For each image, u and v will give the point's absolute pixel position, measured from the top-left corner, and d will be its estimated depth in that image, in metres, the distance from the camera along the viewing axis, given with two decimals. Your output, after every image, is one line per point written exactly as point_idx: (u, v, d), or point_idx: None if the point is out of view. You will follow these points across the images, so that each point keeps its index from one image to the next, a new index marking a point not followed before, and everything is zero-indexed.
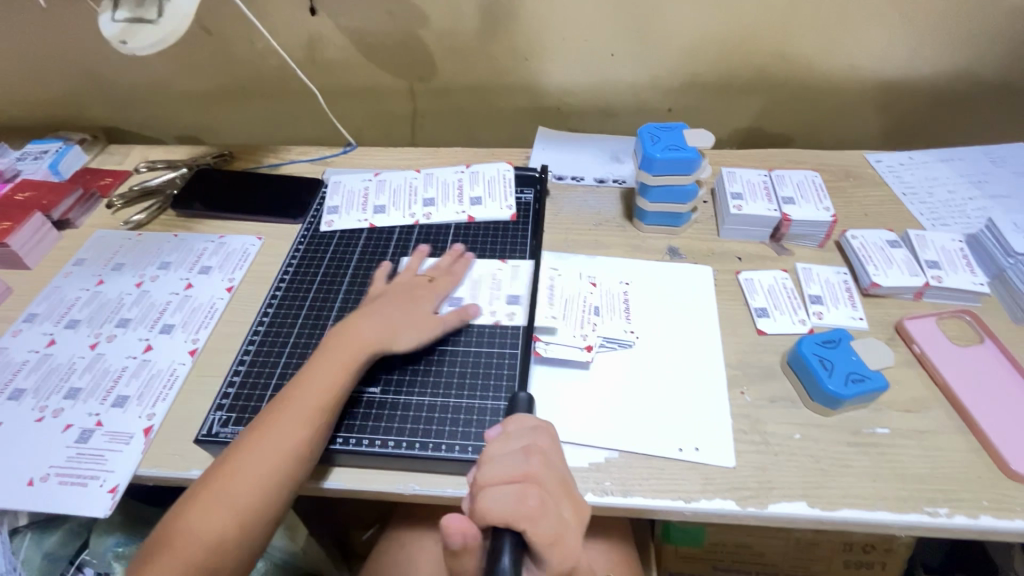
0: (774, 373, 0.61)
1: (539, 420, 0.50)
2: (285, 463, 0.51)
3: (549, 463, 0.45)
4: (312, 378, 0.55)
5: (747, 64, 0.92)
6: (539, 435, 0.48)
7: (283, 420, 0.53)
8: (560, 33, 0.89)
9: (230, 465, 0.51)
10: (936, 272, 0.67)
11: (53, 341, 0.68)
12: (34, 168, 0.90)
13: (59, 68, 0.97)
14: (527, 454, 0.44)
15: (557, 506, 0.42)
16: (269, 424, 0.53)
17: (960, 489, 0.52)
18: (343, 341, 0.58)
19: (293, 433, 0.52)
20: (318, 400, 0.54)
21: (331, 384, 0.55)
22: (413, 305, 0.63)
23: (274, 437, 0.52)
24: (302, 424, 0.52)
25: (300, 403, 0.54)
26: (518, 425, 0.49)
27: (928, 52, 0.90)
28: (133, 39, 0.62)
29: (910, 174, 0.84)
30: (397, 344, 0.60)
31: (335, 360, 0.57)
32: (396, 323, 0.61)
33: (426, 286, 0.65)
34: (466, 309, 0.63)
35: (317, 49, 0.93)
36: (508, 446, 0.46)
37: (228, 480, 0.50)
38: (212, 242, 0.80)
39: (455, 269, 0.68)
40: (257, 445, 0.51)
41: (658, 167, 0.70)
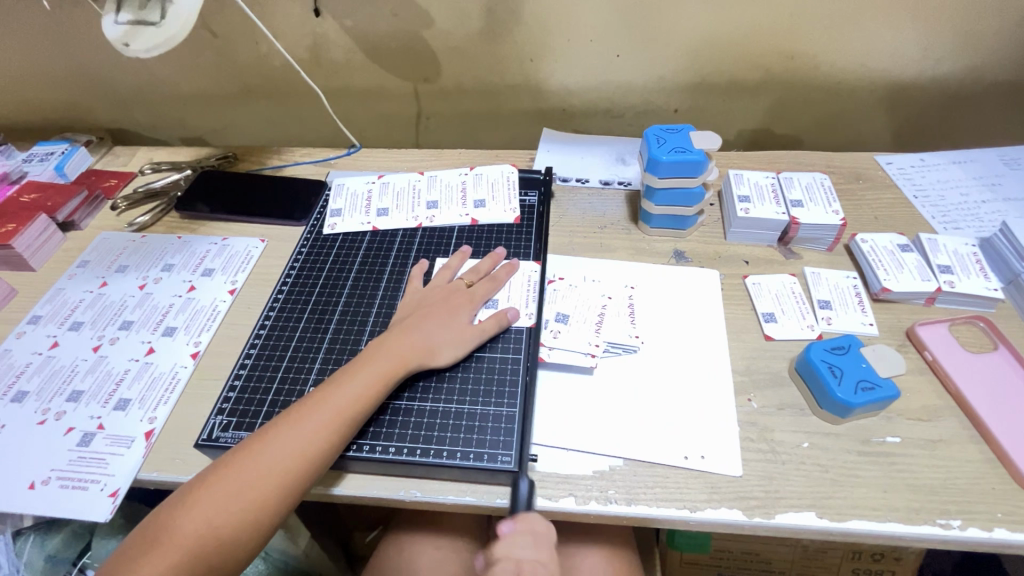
0: (781, 380, 0.60)
1: (545, 524, 0.50)
2: (297, 467, 0.50)
3: (543, 574, 0.48)
4: (344, 383, 0.55)
5: (754, 65, 0.91)
6: (540, 545, 0.49)
7: (307, 422, 0.52)
8: (564, 34, 0.88)
9: (244, 460, 0.50)
10: (948, 277, 0.66)
11: (56, 343, 0.68)
12: (39, 170, 0.90)
13: (65, 70, 0.98)
14: (520, 571, 0.47)
15: None
16: (291, 425, 0.52)
17: (973, 500, 0.51)
18: (376, 351, 0.58)
19: (315, 437, 0.52)
20: (347, 408, 0.54)
21: (363, 393, 0.55)
22: (455, 315, 0.62)
23: (295, 437, 0.51)
24: (324, 429, 0.52)
25: (328, 409, 0.53)
26: (525, 527, 0.49)
27: (939, 53, 0.89)
28: (136, 41, 0.61)
29: (921, 177, 0.82)
30: (436, 358, 0.59)
31: (366, 369, 0.56)
32: (438, 338, 0.60)
33: (465, 291, 0.65)
34: (503, 314, 0.62)
35: (321, 51, 0.93)
36: (507, 557, 0.48)
37: (239, 474, 0.50)
38: (216, 243, 0.80)
39: (499, 273, 0.67)
40: (274, 444, 0.51)
41: (664, 170, 0.69)
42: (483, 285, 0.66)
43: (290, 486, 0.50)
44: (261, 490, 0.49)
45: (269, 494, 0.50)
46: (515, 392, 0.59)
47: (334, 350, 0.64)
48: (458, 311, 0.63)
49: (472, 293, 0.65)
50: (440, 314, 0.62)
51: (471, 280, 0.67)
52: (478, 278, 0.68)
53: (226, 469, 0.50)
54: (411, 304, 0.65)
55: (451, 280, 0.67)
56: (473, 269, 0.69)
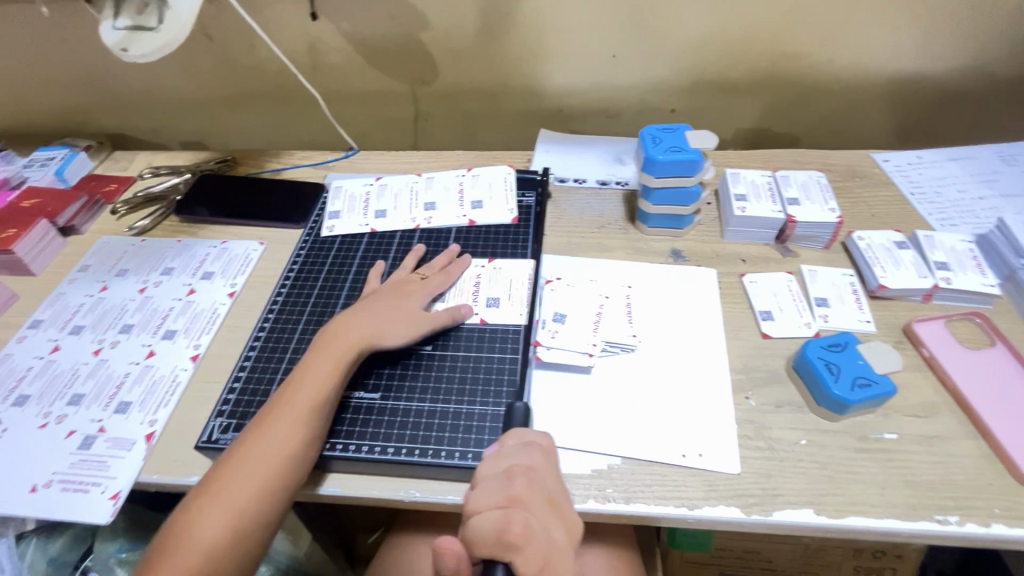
0: (779, 378, 0.60)
1: (537, 435, 0.49)
2: (281, 462, 0.51)
3: (536, 482, 0.43)
4: (307, 375, 0.56)
5: (750, 64, 0.91)
6: (531, 450, 0.46)
7: (279, 421, 0.53)
8: (561, 35, 0.88)
9: (230, 467, 0.51)
10: (945, 273, 0.66)
11: (57, 347, 0.69)
12: (40, 175, 0.91)
13: (64, 75, 0.98)
14: (509, 477, 0.42)
15: (551, 530, 0.40)
16: (266, 427, 0.53)
17: (972, 496, 0.51)
18: (323, 341, 0.59)
19: (290, 432, 0.52)
20: (314, 399, 0.54)
21: (327, 382, 0.55)
22: (404, 303, 0.63)
23: (272, 437, 0.52)
24: (298, 422, 0.53)
25: (296, 403, 0.54)
26: (515, 439, 0.48)
27: (935, 50, 0.89)
28: (134, 46, 0.62)
29: (918, 174, 0.83)
30: (390, 342, 0.60)
31: (319, 361, 0.57)
32: (387, 321, 0.61)
33: (416, 283, 0.66)
34: (456, 308, 0.64)
35: (319, 54, 0.93)
36: (496, 467, 0.44)
37: (228, 481, 0.50)
38: (215, 247, 0.80)
39: (450, 269, 0.69)
40: (254, 446, 0.52)
41: (660, 169, 0.69)
42: (435, 279, 0.67)
43: (279, 482, 0.51)
44: (251, 492, 0.50)
45: (259, 495, 0.50)
46: (513, 391, 0.59)
47: None
48: (412, 299, 0.64)
49: (423, 284, 0.66)
50: (403, 304, 0.63)
51: (425, 274, 0.68)
52: (432, 272, 0.69)
53: (213, 478, 0.50)
54: (367, 296, 0.66)
55: (404, 275, 0.69)
56: (427, 265, 0.70)
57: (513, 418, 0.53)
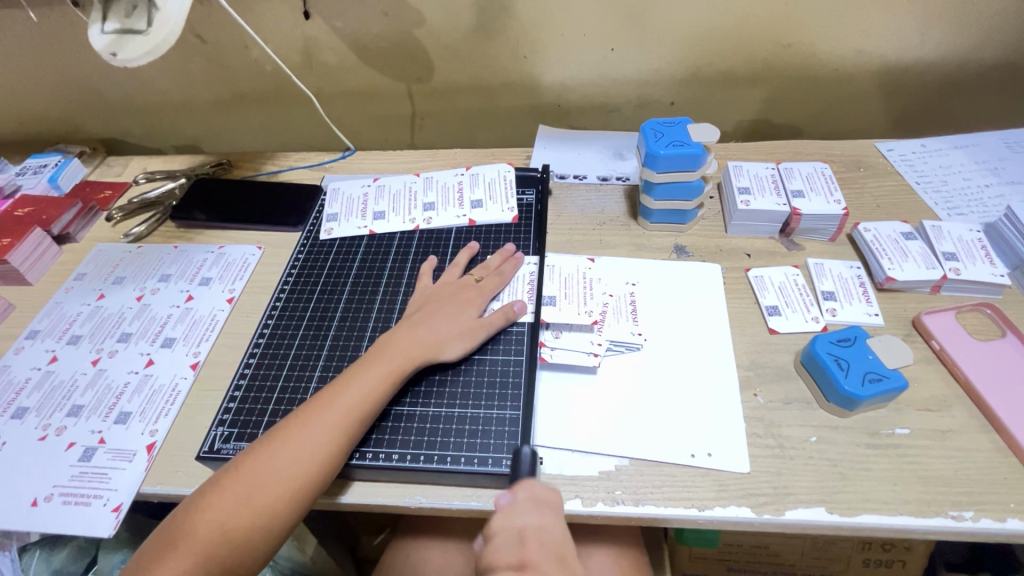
0: (787, 374, 0.59)
1: (548, 491, 0.47)
2: (309, 468, 0.50)
3: (548, 543, 0.43)
4: (354, 382, 0.55)
5: (750, 54, 0.90)
6: (543, 504, 0.46)
7: (317, 424, 0.52)
8: (558, 29, 0.87)
9: (255, 461, 0.50)
10: (953, 264, 0.65)
11: (55, 357, 0.68)
12: (33, 183, 0.90)
13: (55, 80, 0.97)
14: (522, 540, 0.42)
15: None
16: (299, 427, 0.52)
17: (986, 491, 0.50)
18: (381, 350, 0.58)
19: (324, 437, 0.51)
20: (356, 407, 0.53)
21: (374, 392, 0.54)
22: (464, 310, 0.62)
23: (305, 439, 0.51)
24: (334, 428, 0.52)
25: (335, 409, 0.53)
26: (526, 493, 0.46)
27: (938, 36, 0.88)
28: (124, 50, 0.61)
29: (923, 163, 0.82)
30: (445, 353, 0.59)
31: (371, 368, 0.56)
32: (447, 332, 0.60)
33: (474, 287, 0.64)
34: (510, 309, 0.62)
35: (312, 54, 0.92)
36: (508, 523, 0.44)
37: (250, 477, 0.49)
38: (213, 252, 0.79)
39: (504, 269, 0.67)
40: (284, 445, 0.51)
41: (662, 164, 0.68)
42: (491, 280, 0.65)
43: (303, 487, 0.49)
44: (273, 492, 0.49)
45: (281, 496, 0.49)
46: (518, 394, 0.58)
47: (335, 356, 0.63)
48: (470, 304, 0.63)
49: (480, 287, 0.65)
50: (456, 310, 0.62)
51: (480, 275, 0.67)
52: (486, 274, 0.67)
53: (236, 474, 0.49)
54: (420, 300, 0.65)
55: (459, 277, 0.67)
56: (481, 265, 0.68)
57: (519, 466, 0.51)
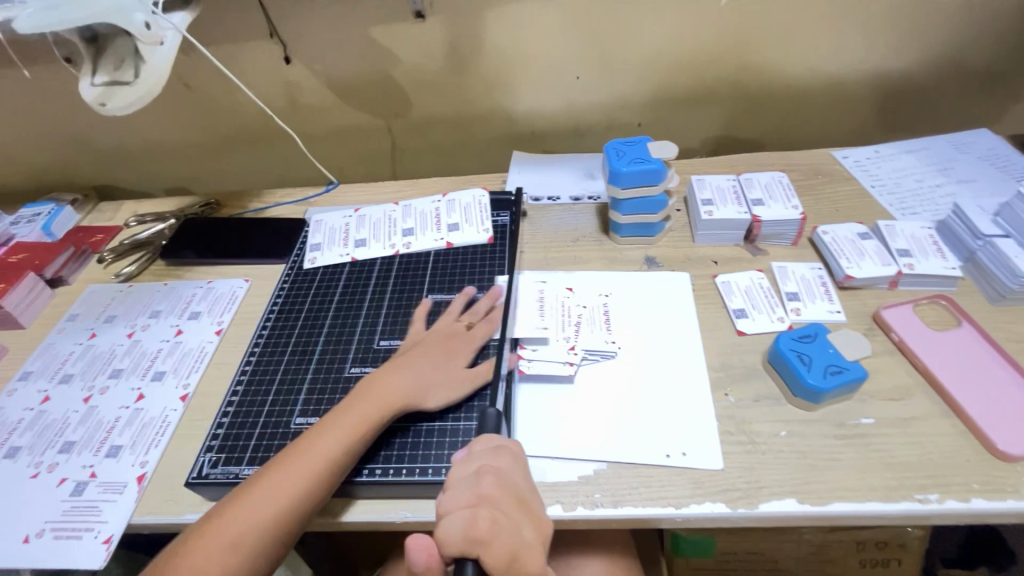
0: (756, 372, 0.62)
1: (507, 440, 0.48)
2: (287, 515, 0.51)
3: (504, 480, 0.43)
4: (332, 430, 0.55)
5: (708, 75, 0.95)
6: (501, 455, 0.46)
7: (292, 472, 0.52)
8: (525, 61, 0.92)
9: (232, 509, 0.50)
10: (907, 259, 0.68)
11: (47, 397, 0.70)
12: (27, 230, 0.93)
13: (49, 133, 1.01)
14: (478, 476, 0.42)
15: (521, 530, 0.40)
16: (276, 478, 0.52)
17: (950, 473, 0.52)
18: (360, 395, 0.58)
19: (300, 482, 0.52)
20: (332, 455, 0.53)
21: (352, 438, 0.55)
22: (452, 359, 0.62)
23: (279, 488, 0.51)
24: (305, 475, 0.52)
25: (310, 456, 0.53)
26: (483, 444, 0.46)
27: (882, 49, 0.93)
28: (112, 100, 0.65)
29: (877, 168, 0.86)
30: (427, 401, 0.59)
31: (347, 414, 0.56)
32: (429, 380, 0.60)
33: (464, 333, 0.65)
34: (501, 358, 0.62)
35: (294, 95, 0.97)
36: (464, 472, 0.43)
37: (224, 531, 0.49)
38: (202, 287, 0.82)
39: (496, 314, 0.67)
40: (260, 496, 0.51)
41: (626, 180, 0.72)
42: (481, 328, 0.65)
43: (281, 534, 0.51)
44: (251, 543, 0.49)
45: (259, 545, 0.49)
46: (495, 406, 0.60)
47: (319, 379, 0.66)
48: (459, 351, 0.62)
49: (469, 336, 0.64)
50: (442, 360, 0.62)
51: (471, 321, 0.67)
52: (478, 320, 0.67)
53: (211, 531, 0.49)
54: (410, 345, 0.65)
55: (452, 323, 0.67)
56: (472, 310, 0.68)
57: None
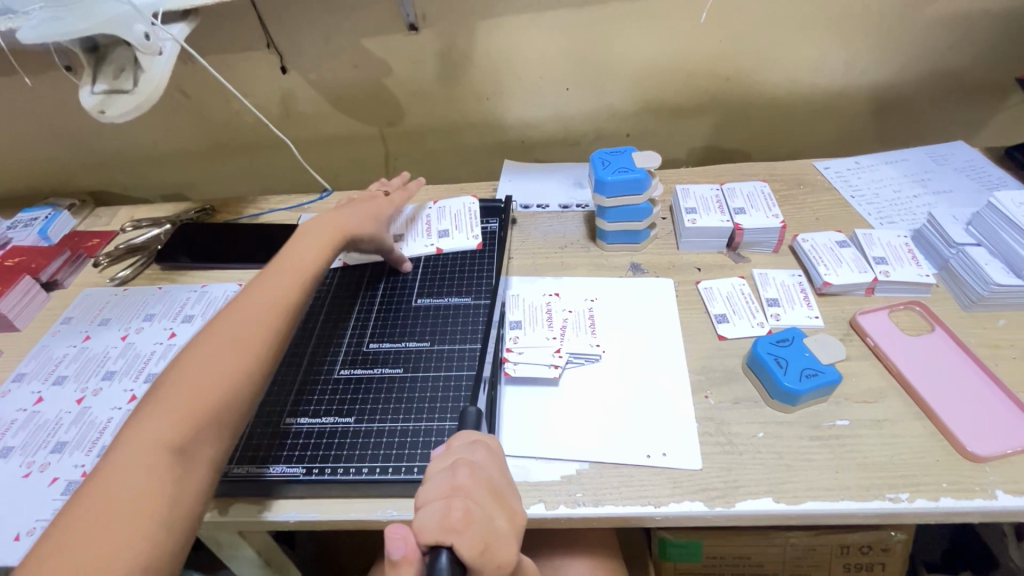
0: (736, 376, 0.63)
1: (483, 436, 0.49)
2: (227, 373, 0.50)
3: (479, 471, 0.43)
4: (255, 293, 0.58)
5: (694, 88, 0.98)
6: (476, 449, 0.47)
7: (222, 330, 0.53)
8: (515, 73, 0.95)
9: (175, 378, 0.49)
10: (883, 267, 0.70)
11: (41, 398, 0.71)
12: (24, 235, 0.94)
13: (48, 139, 1.03)
14: (453, 469, 0.43)
15: (494, 519, 0.40)
16: (203, 338, 0.53)
17: (920, 473, 0.54)
18: (277, 272, 0.61)
19: (238, 329, 0.53)
20: (268, 293, 0.58)
21: (278, 282, 0.59)
22: (373, 207, 0.78)
23: (219, 334, 0.53)
24: (251, 325, 0.54)
25: (242, 307, 0.56)
26: (462, 440, 0.48)
27: (862, 63, 0.96)
28: (111, 107, 0.66)
29: (857, 178, 0.88)
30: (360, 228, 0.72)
31: (272, 282, 0.59)
32: (356, 214, 0.73)
33: (381, 198, 0.80)
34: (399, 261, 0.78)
35: (290, 104, 0.99)
36: (441, 466, 0.44)
37: (151, 416, 0.46)
38: (196, 291, 0.83)
39: (411, 186, 0.86)
40: (191, 370, 0.50)
41: (612, 189, 0.74)
42: (399, 195, 0.83)
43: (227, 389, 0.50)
44: (201, 385, 0.49)
45: (215, 403, 0.48)
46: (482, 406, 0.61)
47: (307, 379, 0.66)
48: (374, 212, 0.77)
49: (387, 198, 0.81)
50: (322, 235, 0.68)
51: (390, 194, 0.84)
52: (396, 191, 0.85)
53: (152, 398, 0.48)
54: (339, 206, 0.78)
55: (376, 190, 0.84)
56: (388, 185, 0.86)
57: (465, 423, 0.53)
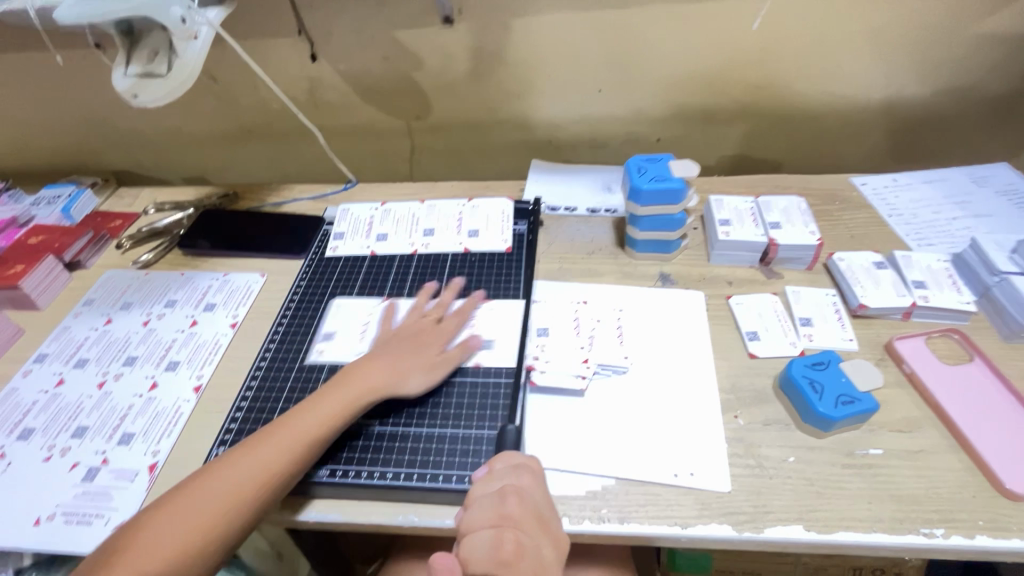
0: (767, 397, 0.62)
1: (526, 458, 0.51)
2: (232, 501, 0.51)
3: (525, 499, 0.46)
4: (307, 414, 0.57)
5: (730, 95, 0.96)
6: (520, 473, 0.48)
7: (259, 451, 0.54)
8: (548, 71, 0.93)
9: (205, 483, 0.52)
10: (922, 291, 0.68)
11: (62, 380, 0.70)
12: (47, 212, 0.94)
13: (73, 117, 1.02)
14: (500, 496, 0.45)
15: (540, 547, 0.43)
16: (243, 451, 0.54)
17: (956, 508, 0.52)
18: (340, 381, 0.60)
19: (271, 460, 0.54)
20: (313, 432, 0.56)
21: (335, 409, 0.58)
22: (435, 340, 0.65)
23: (254, 460, 0.53)
24: (281, 453, 0.54)
25: (286, 433, 0.56)
26: (503, 462, 0.49)
27: (904, 78, 0.94)
28: (144, 92, 0.66)
29: (894, 197, 0.86)
30: (415, 377, 0.61)
31: (329, 398, 0.58)
32: (418, 356, 0.63)
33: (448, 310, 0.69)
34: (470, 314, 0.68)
35: (318, 93, 0.98)
36: (486, 489, 0.47)
37: (160, 521, 0.50)
38: (218, 279, 0.83)
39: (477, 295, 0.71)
40: (208, 485, 0.52)
41: (646, 198, 0.72)
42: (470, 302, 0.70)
43: (223, 523, 0.51)
44: (216, 509, 0.51)
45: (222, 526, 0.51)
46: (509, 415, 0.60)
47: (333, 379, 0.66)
48: (428, 350, 0.64)
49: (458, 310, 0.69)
50: (396, 343, 0.64)
51: (444, 306, 0.70)
52: (452, 297, 0.71)
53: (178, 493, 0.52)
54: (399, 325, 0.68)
55: (430, 307, 0.70)
56: (445, 292, 0.71)
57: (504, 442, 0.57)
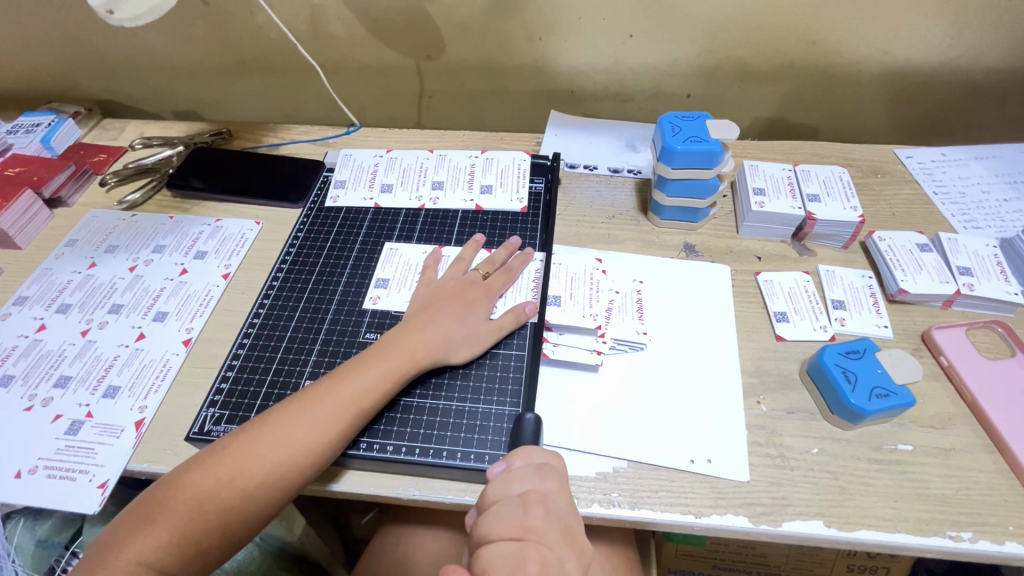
0: (792, 383, 0.58)
1: (548, 456, 0.47)
2: (291, 459, 0.49)
3: (552, 510, 0.42)
4: (352, 383, 0.53)
5: (774, 50, 0.87)
6: (544, 476, 0.45)
7: (307, 415, 0.50)
8: (576, 12, 0.83)
9: (246, 444, 0.49)
10: (968, 279, 0.64)
11: (43, 326, 0.66)
12: (24, 141, 0.87)
13: (50, 36, 0.93)
14: (525, 506, 0.41)
15: (564, 562, 0.40)
16: (288, 414, 0.51)
17: (985, 512, 0.50)
18: (387, 345, 0.56)
19: (319, 429, 0.50)
20: (358, 401, 0.52)
21: (382, 378, 0.54)
22: (472, 310, 0.60)
23: (297, 427, 0.50)
24: (329, 423, 0.50)
25: (334, 401, 0.51)
26: (524, 461, 0.46)
27: (970, 41, 0.85)
28: (121, 8, 0.58)
29: (942, 172, 0.80)
30: (453, 355, 0.57)
31: (377, 363, 0.54)
32: (455, 333, 0.58)
33: (490, 281, 0.63)
34: (519, 309, 0.60)
35: (319, 23, 0.88)
36: (507, 493, 0.43)
37: (216, 473, 0.48)
38: (209, 225, 0.77)
39: (513, 265, 0.65)
40: (248, 452, 0.49)
41: (679, 160, 0.65)
42: (498, 278, 0.63)
43: (269, 487, 0.48)
44: (259, 471, 0.48)
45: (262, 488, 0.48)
46: (518, 391, 0.57)
47: (332, 341, 0.62)
48: (472, 316, 0.59)
49: (487, 286, 0.62)
50: (443, 307, 0.59)
51: (486, 271, 0.65)
52: (493, 269, 0.65)
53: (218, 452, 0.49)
54: (424, 294, 0.62)
55: (466, 272, 0.65)
56: (487, 260, 0.66)
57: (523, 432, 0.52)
